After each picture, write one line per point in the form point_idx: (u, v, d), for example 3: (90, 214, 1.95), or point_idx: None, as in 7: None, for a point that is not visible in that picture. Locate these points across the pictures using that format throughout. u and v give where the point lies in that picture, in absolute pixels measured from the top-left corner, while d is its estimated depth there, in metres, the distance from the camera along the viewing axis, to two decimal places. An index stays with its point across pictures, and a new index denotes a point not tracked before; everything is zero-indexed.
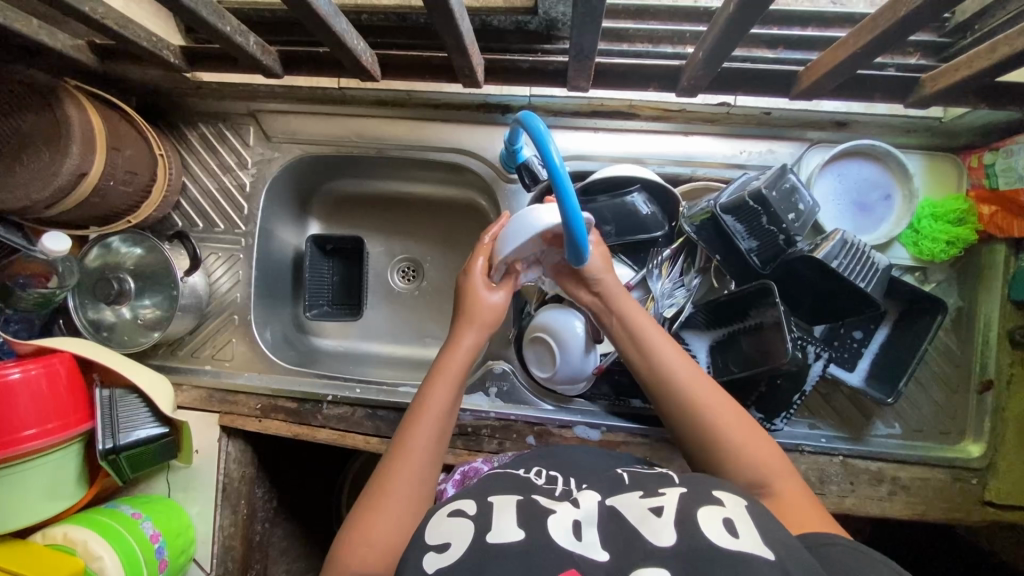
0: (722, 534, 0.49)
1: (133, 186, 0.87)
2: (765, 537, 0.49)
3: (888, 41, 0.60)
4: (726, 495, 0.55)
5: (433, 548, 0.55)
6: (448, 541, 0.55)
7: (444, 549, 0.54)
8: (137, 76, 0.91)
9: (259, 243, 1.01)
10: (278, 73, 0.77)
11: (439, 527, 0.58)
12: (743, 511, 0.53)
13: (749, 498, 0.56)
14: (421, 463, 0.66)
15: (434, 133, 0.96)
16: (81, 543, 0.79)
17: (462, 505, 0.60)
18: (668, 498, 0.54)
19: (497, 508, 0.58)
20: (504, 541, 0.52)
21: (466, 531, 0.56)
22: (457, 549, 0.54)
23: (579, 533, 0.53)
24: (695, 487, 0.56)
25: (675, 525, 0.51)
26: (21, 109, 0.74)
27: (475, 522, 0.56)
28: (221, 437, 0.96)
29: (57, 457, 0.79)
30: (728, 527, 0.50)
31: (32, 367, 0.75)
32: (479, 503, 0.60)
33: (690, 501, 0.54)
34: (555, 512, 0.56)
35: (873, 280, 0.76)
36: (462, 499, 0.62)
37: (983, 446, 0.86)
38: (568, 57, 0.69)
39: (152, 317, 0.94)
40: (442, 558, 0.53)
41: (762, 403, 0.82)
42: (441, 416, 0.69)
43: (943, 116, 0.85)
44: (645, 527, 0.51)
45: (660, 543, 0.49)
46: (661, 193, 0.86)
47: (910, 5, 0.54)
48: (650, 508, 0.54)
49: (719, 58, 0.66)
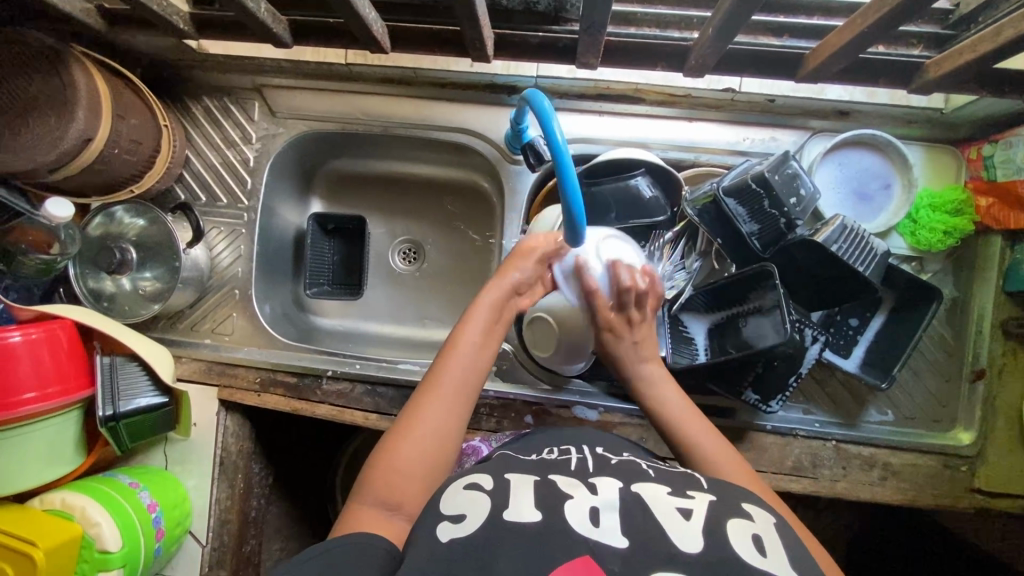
0: (750, 551, 0.50)
1: (137, 156, 0.87)
2: (790, 557, 0.51)
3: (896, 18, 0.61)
4: (755, 510, 0.57)
5: (449, 517, 0.56)
6: (464, 512, 0.56)
7: (460, 520, 0.55)
8: (145, 45, 0.91)
9: (261, 218, 1.01)
10: (288, 43, 0.77)
11: (452, 498, 0.58)
12: (771, 528, 0.55)
13: (774, 515, 0.58)
14: (445, 409, 0.69)
15: (440, 113, 0.97)
16: (79, 509, 0.79)
17: (478, 479, 0.61)
18: (698, 503, 0.56)
19: (516, 488, 0.58)
20: (522, 520, 0.53)
21: (482, 506, 0.56)
22: (472, 522, 0.54)
23: (596, 520, 0.53)
24: (725, 497, 0.58)
25: (702, 533, 0.51)
26: (27, 73, 0.74)
27: (494, 496, 0.57)
28: (219, 410, 0.96)
29: (56, 423, 0.79)
30: (756, 543, 0.51)
31: (33, 331, 0.76)
32: (496, 479, 0.60)
33: (720, 511, 0.55)
34: (572, 497, 0.56)
35: (872, 265, 0.78)
36: (479, 472, 0.62)
37: (973, 434, 0.88)
38: (579, 32, 0.70)
39: (153, 289, 0.94)
40: (457, 527, 0.54)
41: (759, 385, 0.83)
42: (468, 364, 0.73)
43: (945, 106, 0.87)
44: (673, 529, 0.52)
45: (685, 549, 0.50)
46: (664, 176, 0.87)
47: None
48: (678, 509, 0.54)
49: (728, 38, 0.67)
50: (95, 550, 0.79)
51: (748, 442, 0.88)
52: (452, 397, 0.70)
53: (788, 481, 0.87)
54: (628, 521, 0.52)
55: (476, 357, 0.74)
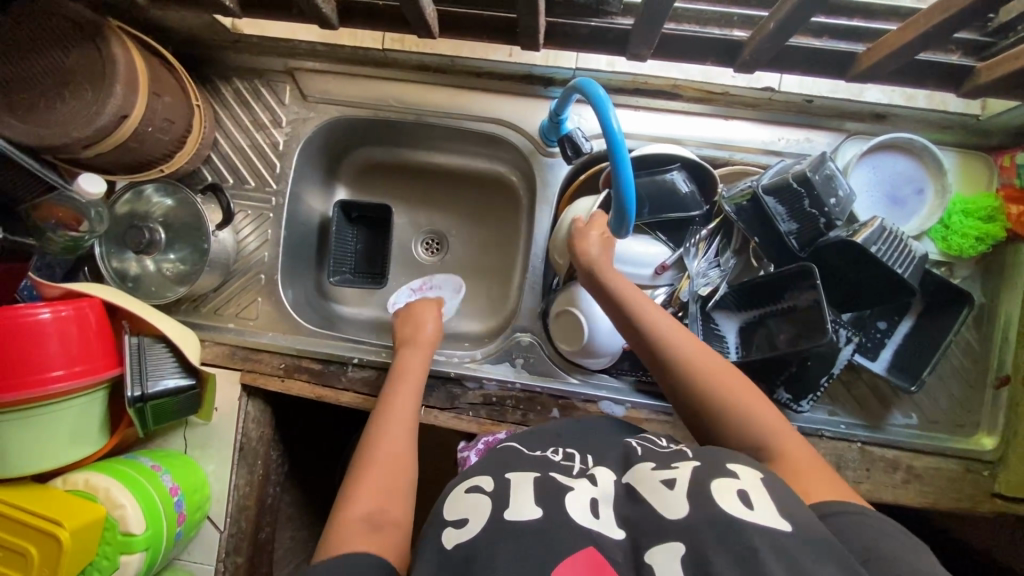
0: (736, 506, 0.49)
1: (169, 135, 0.86)
2: (777, 506, 0.49)
3: (971, 13, 0.61)
4: (740, 467, 0.54)
5: (452, 523, 0.55)
6: (466, 517, 0.55)
7: (463, 524, 0.54)
8: (180, 22, 0.90)
9: (288, 203, 1.00)
10: (334, 25, 0.76)
11: (457, 502, 0.58)
12: (757, 481, 0.52)
13: (764, 470, 0.55)
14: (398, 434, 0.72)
15: (475, 103, 0.96)
16: (103, 489, 0.78)
17: (479, 481, 0.60)
18: (681, 472, 0.55)
19: (515, 486, 0.57)
20: (525, 518, 0.52)
21: (484, 508, 0.55)
22: (476, 524, 0.54)
23: (596, 512, 0.54)
24: (709, 461, 0.56)
25: (686, 497, 0.51)
26: (67, 46, 0.73)
27: (494, 496, 0.57)
28: (241, 396, 0.95)
29: (83, 402, 0.78)
30: (742, 497, 0.50)
31: (62, 308, 0.74)
32: (496, 480, 0.59)
33: (705, 474, 0.53)
34: (572, 489, 0.56)
35: (911, 268, 0.78)
36: (479, 475, 0.61)
37: (996, 440, 0.89)
38: (635, 23, 0.71)
39: (177, 271, 0.93)
40: (461, 534, 0.54)
41: (790, 384, 0.83)
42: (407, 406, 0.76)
43: (982, 113, 0.89)
44: (658, 500, 0.52)
45: (671, 517, 0.50)
46: (700, 173, 0.87)
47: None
48: (663, 481, 0.54)
49: (788, 32, 0.68)
50: (118, 531, 0.78)
51: None
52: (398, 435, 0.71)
53: None
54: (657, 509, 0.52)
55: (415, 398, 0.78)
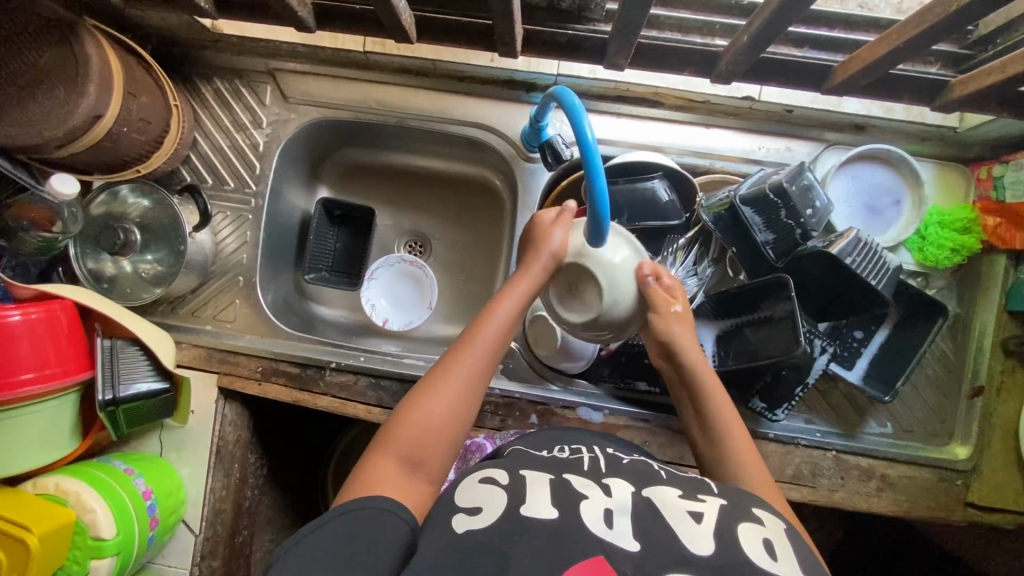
0: (761, 555, 0.49)
1: (146, 135, 0.85)
2: (800, 562, 0.50)
3: (944, 30, 0.62)
4: (766, 515, 0.55)
5: (464, 509, 0.54)
6: (480, 506, 0.54)
7: (476, 512, 0.53)
8: (157, 21, 0.89)
9: (269, 203, 0.99)
10: (311, 27, 0.75)
11: (468, 490, 0.57)
12: (782, 533, 0.53)
13: (784, 521, 0.56)
14: (469, 374, 0.67)
15: (456, 106, 0.96)
16: (73, 494, 0.77)
17: (493, 473, 0.59)
18: (708, 507, 0.54)
19: (532, 484, 0.56)
20: (540, 517, 0.51)
21: (501, 501, 0.54)
22: (490, 514, 0.53)
23: (610, 522, 0.52)
24: (736, 501, 0.56)
25: (713, 536, 0.50)
26: (41, 45, 0.72)
27: (509, 490, 0.55)
28: (218, 398, 0.94)
29: (54, 405, 0.77)
30: (767, 546, 0.50)
31: (32, 311, 0.73)
32: (511, 474, 0.58)
33: (733, 515, 0.53)
34: (587, 498, 0.54)
35: (884, 279, 0.78)
36: (494, 468, 0.60)
37: (969, 449, 0.89)
38: (612, 32, 0.71)
39: (154, 273, 0.92)
40: (474, 520, 0.53)
41: (766, 394, 0.84)
42: (495, 343, 0.69)
43: (959, 126, 0.89)
44: (684, 531, 0.51)
45: (697, 552, 0.49)
46: (681, 181, 0.87)
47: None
48: (690, 513, 0.53)
49: (763, 46, 0.68)
50: (88, 536, 0.77)
51: None
52: (473, 370, 0.67)
53: (787, 489, 0.88)
54: (636, 521, 0.52)
55: (506, 335, 0.71)
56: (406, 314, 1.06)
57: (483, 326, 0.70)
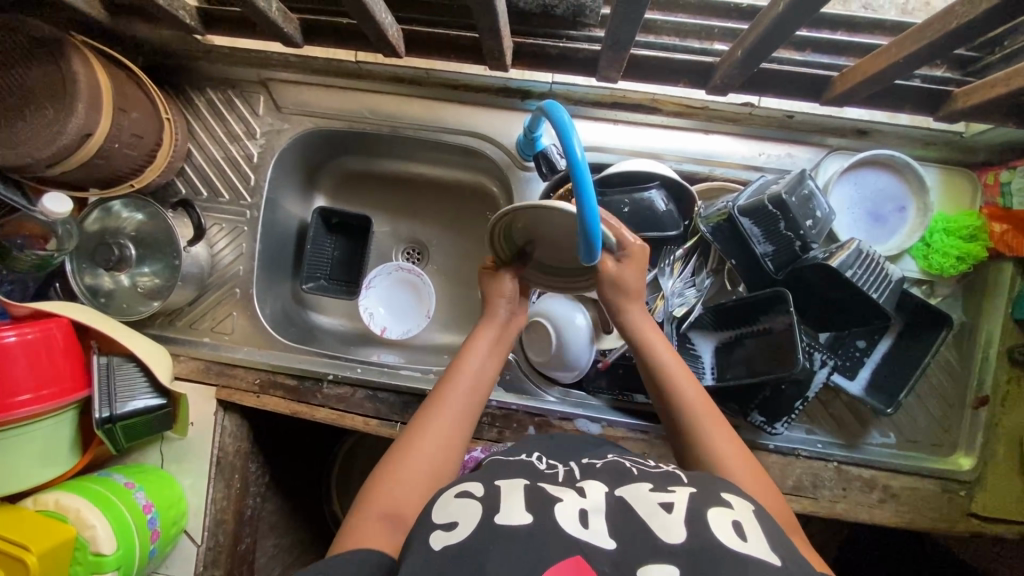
0: (732, 537, 0.48)
1: (138, 150, 0.85)
2: (770, 539, 0.49)
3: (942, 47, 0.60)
4: (735, 498, 0.54)
5: (441, 526, 0.53)
6: (456, 520, 0.53)
7: (452, 527, 0.52)
8: (147, 35, 0.88)
9: (264, 214, 0.99)
10: (297, 42, 0.75)
11: (445, 507, 0.56)
12: (752, 516, 0.52)
13: (755, 504, 0.55)
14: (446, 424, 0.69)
15: (451, 115, 0.95)
16: (73, 510, 0.78)
17: (469, 487, 0.58)
18: (678, 496, 0.53)
19: (507, 491, 0.55)
20: (514, 522, 0.50)
21: (474, 512, 0.53)
22: (465, 528, 0.52)
23: (585, 522, 0.51)
24: (705, 487, 0.55)
25: (684, 522, 0.49)
26: (27, 63, 0.72)
27: (484, 502, 0.54)
28: (217, 410, 0.95)
29: (51, 423, 0.78)
30: (737, 528, 0.49)
31: (28, 331, 0.74)
32: (485, 486, 0.57)
33: (701, 501, 0.52)
34: (562, 500, 0.53)
35: (886, 292, 0.76)
36: (470, 481, 0.59)
37: (973, 460, 0.88)
38: (602, 46, 0.70)
39: (151, 286, 0.92)
40: (450, 535, 0.51)
41: (765, 408, 0.83)
42: (469, 386, 0.72)
43: (966, 132, 0.86)
44: (654, 521, 0.50)
45: (668, 540, 0.48)
46: (678, 191, 0.86)
47: (966, 16, 0.55)
48: (660, 503, 0.52)
49: (758, 59, 0.67)
50: (89, 551, 0.78)
51: None
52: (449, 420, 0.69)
53: (788, 500, 0.87)
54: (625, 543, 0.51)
55: (479, 379, 0.73)
56: (403, 322, 1.06)
57: (451, 381, 0.72)
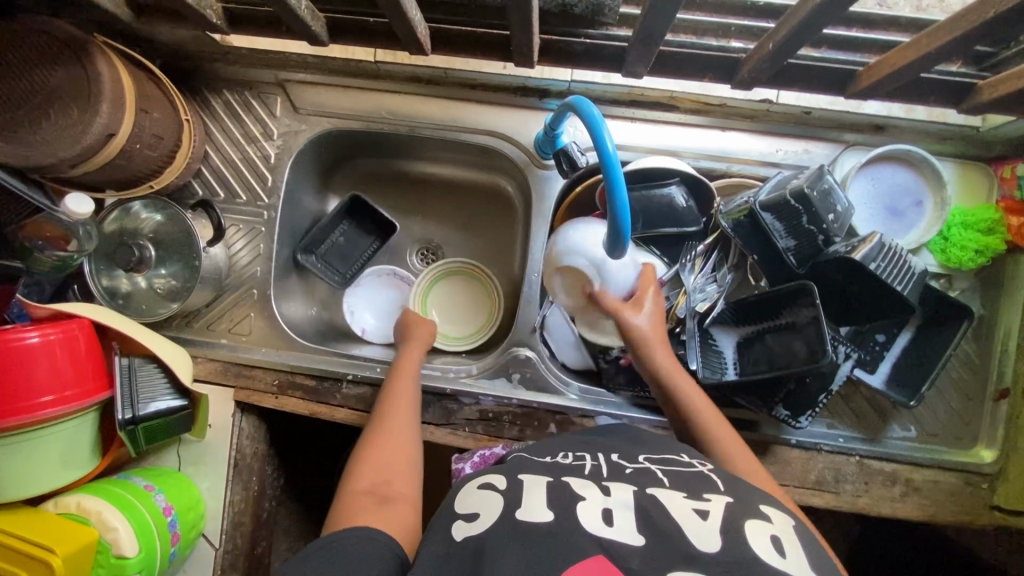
0: (769, 551, 0.47)
1: (158, 151, 0.84)
2: (811, 559, 0.48)
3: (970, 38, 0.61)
4: (772, 512, 0.53)
5: (463, 516, 0.53)
6: (479, 511, 0.53)
7: (474, 518, 0.52)
8: (166, 35, 0.88)
9: (281, 215, 0.99)
10: (324, 40, 0.77)
11: (468, 497, 0.56)
12: (790, 531, 0.51)
13: (793, 519, 0.54)
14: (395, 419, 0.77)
15: (469, 114, 0.95)
16: (95, 513, 0.77)
17: (492, 479, 0.58)
18: (714, 505, 0.52)
19: (530, 485, 0.55)
20: (535, 519, 0.49)
21: (496, 506, 0.53)
22: (488, 519, 0.51)
23: (610, 520, 0.50)
24: (742, 498, 0.54)
25: (719, 533, 0.48)
26: (53, 63, 0.72)
27: (507, 493, 0.54)
28: (234, 412, 0.94)
29: (73, 425, 0.77)
30: (775, 543, 0.47)
31: (51, 332, 0.73)
32: (509, 479, 0.57)
33: (737, 512, 0.51)
34: (584, 499, 0.52)
35: (910, 283, 0.77)
36: (491, 473, 0.59)
37: (994, 452, 0.88)
38: (632, 41, 0.71)
39: (168, 287, 0.92)
40: (472, 526, 0.51)
41: (789, 401, 0.83)
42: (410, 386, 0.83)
43: (982, 125, 0.88)
44: (689, 527, 0.48)
45: (704, 548, 0.46)
46: (697, 186, 0.87)
47: (999, 6, 0.56)
48: (696, 509, 0.51)
49: (786, 54, 0.68)
50: (111, 554, 0.77)
51: (773, 455, 0.88)
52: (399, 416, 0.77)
53: (810, 495, 0.87)
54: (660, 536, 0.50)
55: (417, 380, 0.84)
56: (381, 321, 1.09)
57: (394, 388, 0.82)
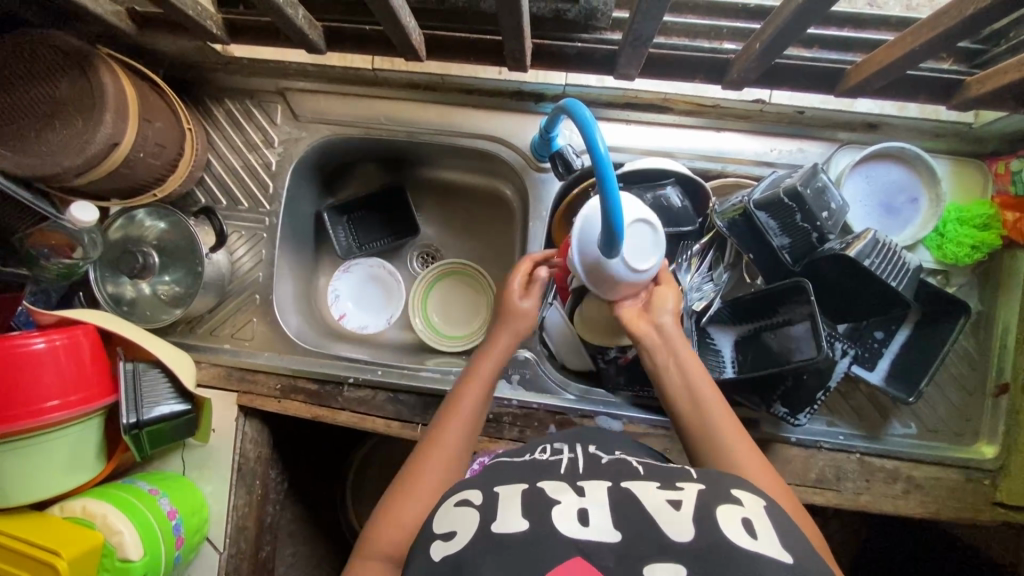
0: (741, 534, 0.47)
1: (160, 159, 0.86)
2: (782, 539, 0.48)
3: (954, 35, 0.62)
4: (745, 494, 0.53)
5: (441, 536, 0.52)
6: (454, 530, 0.52)
7: (451, 537, 0.51)
8: (169, 47, 0.90)
9: (283, 221, 1.00)
10: (321, 48, 0.79)
11: (446, 512, 0.55)
12: (761, 511, 0.51)
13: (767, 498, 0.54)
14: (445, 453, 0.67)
15: (465, 119, 0.96)
16: (101, 516, 0.78)
17: (468, 493, 0.56)
18: (686, 494, 0.52)
19: (506, 492, 0.54)
20: (510, 530, 0.49)
21: (472, 519, 0.52)
22: (463, 537, 0.50)
23: (585, 519, 0.49)
24: (715, 486, 0.54)
25: (692, 519, 0.48)
26: (58, 75, 0.74)
27: (483, 508, 0.53)
28: (238, 416, 0.95)
29: (77, 430, 0.78)
30: (747, 525, 0.48)
31: (56, 337, 0.74)
32: (485, 492, 0.55)
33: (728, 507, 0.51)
34: (559, 502, 0.52)
35: (904, 280, 0.78)
36: (467, 487, 0.58)
37: (996, 448, 0.88)
38: (623, 44, 0.72)
39: (172, 293, 0.94)
40: (448, 545, 0.50)
41: (787, 399, 0.83)
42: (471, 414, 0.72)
43: (975, 122, 0.88)
44: (661, 518, 0.49)
45: (677, 538, 0.46)
46: (692, 185, 0.88)
47: (980, 2, 0.57)
48: (667, 500, 0.51)
49: (775, 53, 0.69)
50: (117, 558, 0.78)
51: (773, 453, 0.88)
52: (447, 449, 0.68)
53: (811, 493, 0.87)
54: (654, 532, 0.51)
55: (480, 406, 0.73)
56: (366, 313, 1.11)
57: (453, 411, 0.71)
